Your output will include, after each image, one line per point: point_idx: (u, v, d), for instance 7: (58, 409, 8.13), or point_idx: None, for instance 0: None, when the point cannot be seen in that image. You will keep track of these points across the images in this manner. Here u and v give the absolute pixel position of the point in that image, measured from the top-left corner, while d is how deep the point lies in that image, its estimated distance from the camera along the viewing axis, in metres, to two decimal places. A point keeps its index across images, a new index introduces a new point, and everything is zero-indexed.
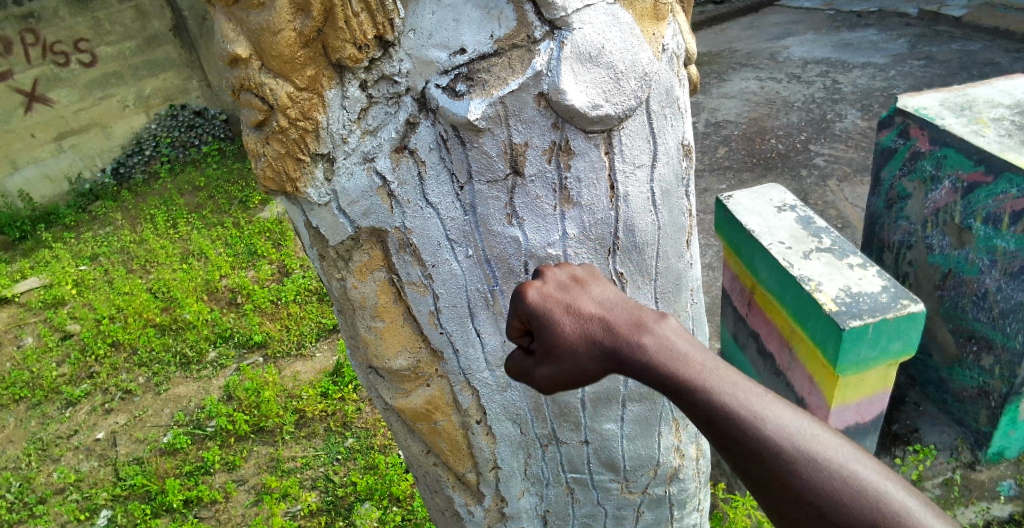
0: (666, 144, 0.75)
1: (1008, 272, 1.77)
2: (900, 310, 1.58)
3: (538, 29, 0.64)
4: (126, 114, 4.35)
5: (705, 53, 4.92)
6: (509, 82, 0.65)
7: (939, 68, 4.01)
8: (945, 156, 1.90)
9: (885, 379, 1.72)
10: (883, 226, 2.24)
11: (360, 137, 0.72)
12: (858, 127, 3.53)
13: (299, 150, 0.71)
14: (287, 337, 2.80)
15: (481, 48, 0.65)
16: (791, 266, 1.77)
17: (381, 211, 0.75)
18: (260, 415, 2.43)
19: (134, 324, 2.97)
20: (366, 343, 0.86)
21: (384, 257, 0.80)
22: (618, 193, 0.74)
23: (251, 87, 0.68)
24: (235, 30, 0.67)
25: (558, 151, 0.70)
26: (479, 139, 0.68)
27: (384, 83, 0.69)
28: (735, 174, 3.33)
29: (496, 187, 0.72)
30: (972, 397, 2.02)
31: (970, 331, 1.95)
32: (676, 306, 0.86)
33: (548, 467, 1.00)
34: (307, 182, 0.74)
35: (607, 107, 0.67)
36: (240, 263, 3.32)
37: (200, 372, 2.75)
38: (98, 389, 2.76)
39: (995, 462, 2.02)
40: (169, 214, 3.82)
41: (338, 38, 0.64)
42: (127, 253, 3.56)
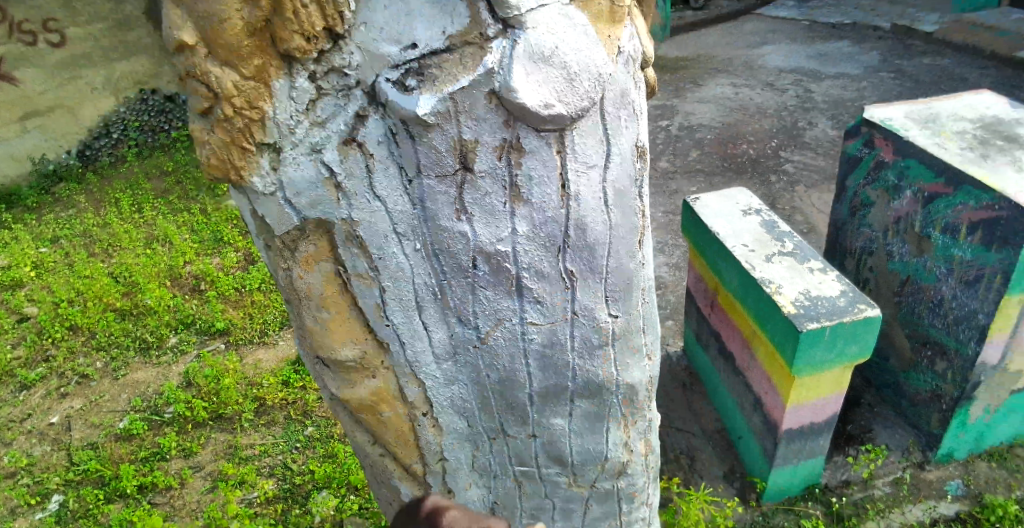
0: (619, 146, 0.75)
1: (961, 280, 1.82)
2: (855, 314, 1.62)
3: (491, 27, 0.64)
4: (95, 96, 4.24)
5: (682, 57, 4.97)
6: (460, 78, 0.65)
7: (909, 81, 4.11)
8: (907, 167, 1.95)
9: (839, 381, 1.76)
10: (846, 233, 2.29)
11: (308, 128, 0.72)
12: (827, 135, 3.61)
13: (245, 140, 0.72)
14: (250, 325, 2.77)
15: (432, 44, 0.66)
16: (753, 269, 1.81)
17: (327, 202, 0.77)
18: (219, 402, 2.41)
19: (94, 308, 2.90)
20: (311, 333, 0.88)
21: (331, 249, 0.82)
22: (569, 193, 0.74)
23: (197, 75, 0.68)
24: (180, 16, 0.65)
25: (509, 148, 0.71)
26: (428, 134, 0.69)
27: (334, 76, 0.70)
28: (706, 177, 3.38)
29: (445, 182, 0.73)
30: (925, 401, 2.08)
31: (926, 337, 2.01)
32: (627, 306, 0.87)
33: (496, 459, 1.02)
34: (252, 170, 0.74)
35: (559, 107, 0.66)
36: (206, 249, 3.27)
37: (160, 358, 2.70)
38: (54, 373, 2.69)
39: (944, 462, 2.09)
40: (134, 198, 3.74)
41: (287, 29, 0.64)
42: (89, 236, 3.48)
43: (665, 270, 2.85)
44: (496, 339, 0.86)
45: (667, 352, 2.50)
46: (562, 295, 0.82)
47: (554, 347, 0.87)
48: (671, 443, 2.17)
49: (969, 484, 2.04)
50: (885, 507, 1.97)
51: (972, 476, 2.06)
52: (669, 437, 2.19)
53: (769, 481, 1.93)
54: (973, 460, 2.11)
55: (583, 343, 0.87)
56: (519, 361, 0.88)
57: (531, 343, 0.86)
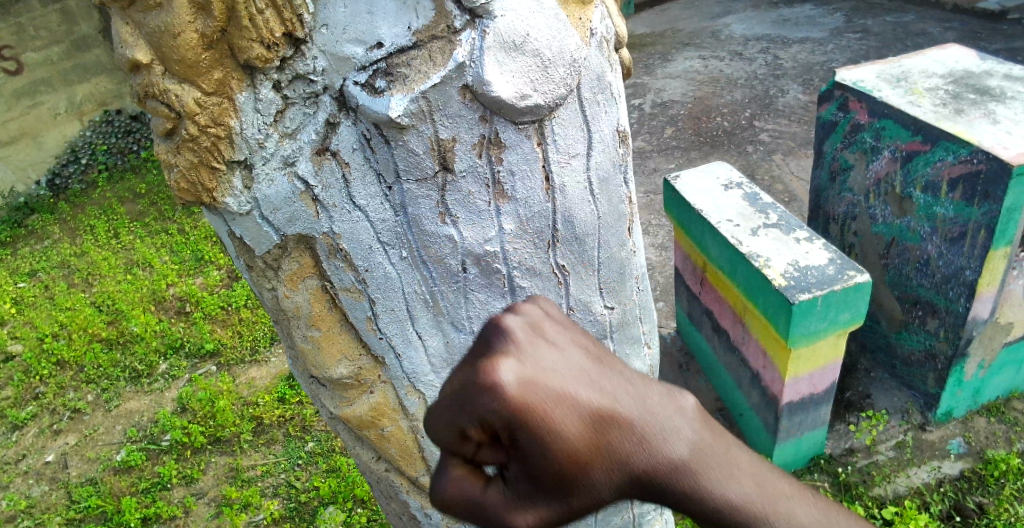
0: (600, 132, 0.73)
1: (946, 237, 1.82)
2: (847, 282, 1.62)
3: (459, 19, 0.61)
4: (57, 122, 4.15)
5: (648, 34, 4.94)
6: (430, 75, 0.62)
7: (875, 40, 4.12)
8: (883, 128, 1.95)
9: (836, 349, 1.76)
10: (828, 198, 2.29)
11: (279, 140, 0.68)
12: (799, 101, 3.61)
13: (212, 159, 0.68)
14: (240, 344, 2.73)
15: (399, 42, 0.62)
16: (740, 244, 1.79)
17: (306, 217, 0.72)
18: (216, 424, 2.37)
19: (79, 340, 2.84)
20: (303, 353, 0.84)
21: (315, 264, 0.78)
22: (553, 185, 0.72)
23: (156, 94, 0.64)
24: (133, 34, 0.63)
25: (488, 145, 0.68)
26: (403, 136, 0.66)
27: (300, 83, 0.66)
28: (682, 153, 3.38)
29: (426, 186, 0.70)
30: (919, 361, 2.09)
31: (915, 297, 2.01)
32: (621, 296, 0.85)
33: None
34: (224, 191, 0.70)
35: (535, 96, 0.64)
36: (187, 270, 3.21)
37: (151, 386, 2.65)
38: (45, 410, 2.63)
39: (944, 420, 2.10)
40: (109, 223, 3.67)
41: (244, 38, 0.61)
42: (67, 266, 3.40)
43: (650, 252, 2.84)
44: None
45: (661, 335, 2.48)
46: (556, 291, 0.80)
47: None
48: None
49: (970, 441, 2.06)
50: (891, 471, 1.98)
51: (972, 433, 2.09)
52: None
53: (775, 455, 1.93)
54: (972, 416, 2.13)
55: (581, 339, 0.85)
56: None
57: None
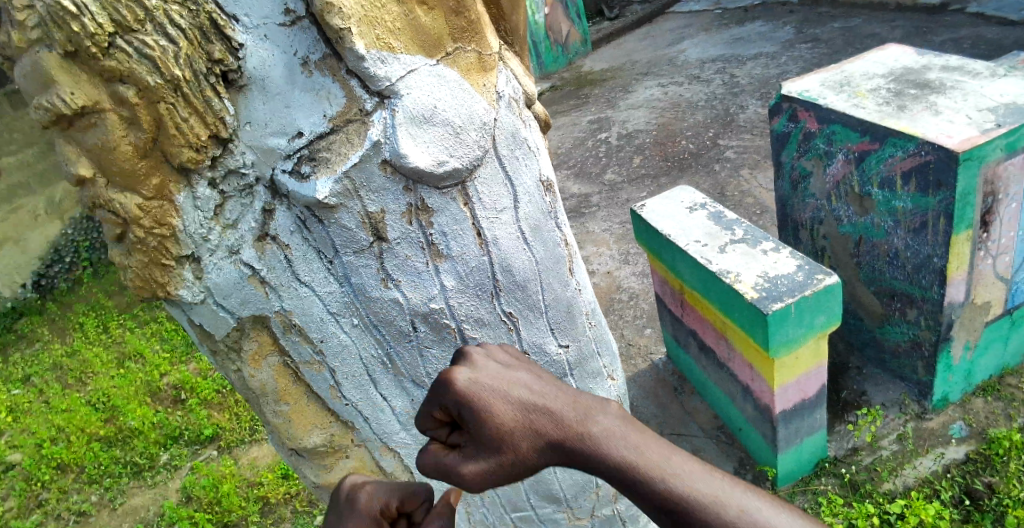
0: (524, 183, 0.78)
1: (910, 228, 1.87)
2: (816, 285, 1.65)
3: (369, 101, 0.66)
4: (39, 223, 4.27)
5: (607, 69, 5.10)
6: (350, 155, 0.67)
7: (825, 47, 4.27)
8: (834, 133, 2.01)
9: (818, 352, 1.79)
10: (793, 206, 2.35)
11: (222, 232, 0.73)
12: (759, 115, 3.71)
13: (162, 256, 0.72)
14: (239, 426, 2.73)
15: (316, 129, 0.68)
16: (709, 262, 1.83)
17: (257, 299, 0.76)
18: (223, 510, 2.34)
19: (78, 441, 2.84)
20: (275, 428, 0.86)
21: (273, 341, 0.81)
22: (486, 239, 0.76)
23: (102, 204, 0.69)
24: (75, 152, 0.67)
25: (417, 212, 0.73)
26: (335, 214, 0.70)
27: (233, 177, 0.71)
28: (653, 180, 3.46)
29: (364, 256, 0.74)
30: (907, 351, 2.10)
31: (891, 290, 2.04)
32: (575, 333, 0.88)
33: (491, 512, 1.00)
34: (177, 284, 0.74)
35: (451, 161, 0.70)
36: (180, 357, 3.23)
37: (154, 479, 2.63)
38: (50, 517, 2.61)
39: (941, 407, 2.10)
40: (98, 318, 3.70)
41: (174, 144, 0.66)
42: (60, 368, 3.41)
43: (632, 280, 2.88)
44: None
45: (653, 360, 2.49)
46: (507, 337, 0.83)
47: None
48: None
49: (970, 423, 2.05)
50: (897, 464, 1.96)
51: (971, 415, 2.08)
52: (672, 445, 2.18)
53: (779, 466, 1.92)
54: (968, 398, 2.14)
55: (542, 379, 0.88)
56: None
57: None
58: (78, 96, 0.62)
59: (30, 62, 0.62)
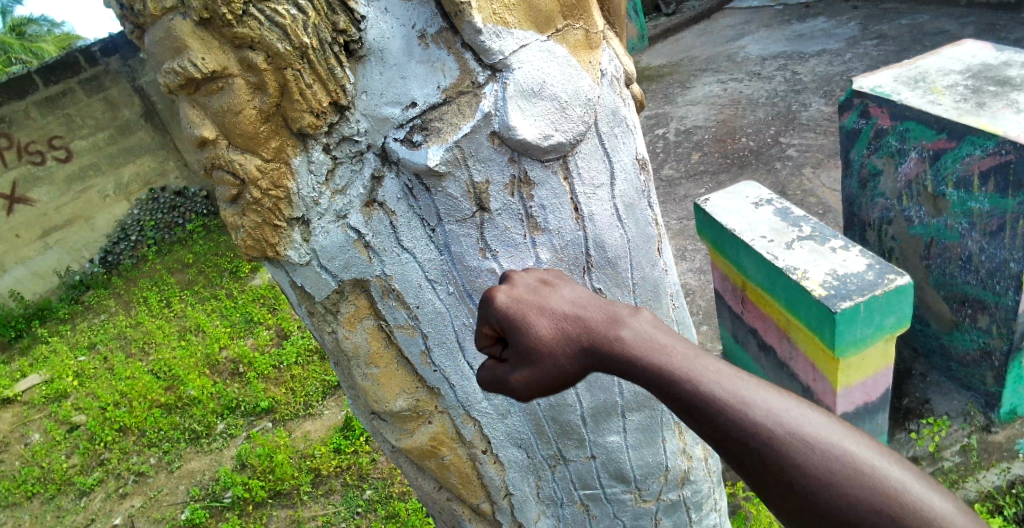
0: (621, 161, 0.79)
1: (986, 231, 1.80)
2: (886, 285, 1.61)
3: (481, 74, 0.68)
4: (107, 203, 4.42)
5: (665, 64, 5.05)
6: (461, 126, 0.69)
7: (892, 44, 4.12)
8: (907, 130, 1.95)
9: (884, 355, 1.74)
10: (861, 205, 2.28)
11: (331, 197, 0.76)
12: (823, 113, 3.61)
13: (274, 217, 0.75)
14: (293, 400, 2.81)
15: (430, 100, 0.70)
16: (775, 258, 1.81)
17: (360, 263, 0.79)
18: (276, 479, 2.42)
19: (140, 407, 2.97)
20: (364, 391, 0.89)
21: (370, 305, 0.84)
22: (583, 214, 0.78)
23: (222, 165, 0.72)
24: (199, 114, 0.71)
25: (519, 184, 0.74)
26: (442, 183, 0.73)
27: (346, 144, 0.73)
28: (711, 176, 3.41)
29: (466, 225, 0.76)
30: (975, 360, 2.03)
31: (962, 295, 1.97)
32: (659, 313, 0.89)
33: (560, 487, 1.02)
34: (286, 244, 0.77)
35: (557, 136, 0.71)
36: (238, 331, 3.34)
37: (211, 445, 2.74)
38: (111, 475, 2.74)
39: (1009, 421, 2.03)
40: (160, 294, 3.87)
41: (297, 109, 0.69)
42: (124, 338, 3.59)
43: (689, 277, 2.85)
44: None
45: None
46: None
47: None
48: None
49: None
50: (959, 478, 1.91)
51: None
52: None
53: None
54: None
55: None
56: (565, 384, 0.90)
57: None
58: (209, 61, 0.66)
59: (165, 28, 0.66)
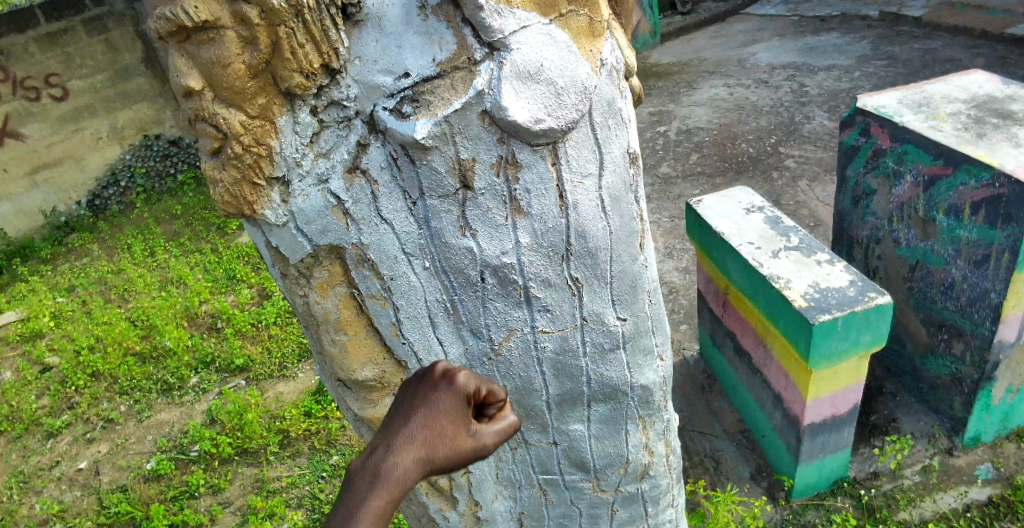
0: (611, 153, 0.78)
1: (971, 260, 1.82)
2: (866, 303, 1.63)
3: (478, 51, 0.67)
4: (99, 146, 4.35)
5: (674, 62, 5.02)
6: (452, 101, 0.68)
7: (901, 67, 4.12)
8: (905, 152, 1.95)
9: (857, 371, 1.76)
10: (851, 222, 2.30)
11: (314, 160, 0.75)
12: (825, 128, 3.62)
13: (255, 175, 0.74)
14: (269, 360, 2.80)
15: (424, 72, 0.69)
16: (760, 265, 1.82)
17: (337, 229, 0.79)
18: (245, 437, 2.42)
19: (115, 353, 2.96)
20: (332, 357, 0.90)
21: (344, 272, 0.84)
22: (567, 202, 0.77)
23: (206, 117, 0.70)
24: (187, 64, 0.68)
25: (505, 165, 0.74)
26: (427, 156, 0.72)
27: (334, 108, 0.72)
28: (708, 179, 3.41)
29: (448, 201, 0.76)
30: (946, 385, 2.06)
31: (940, 320, 2.00)
32: (635, 309, 0.89)
33: (520, 470, 1.04)
34: (264, 204, 0.76)
35: (549, 121, 0.70)
36: (220, 287, 3.32)
37: (182, 398, 2.74)
38: (80, 419, 2.74)
39: (972, 446, 2.06)
40: (146, 243, 3.83)
41: (286, 69, 0.67)
42: (104, 283, 3.56)
43: (675, 276, 2.86)
44: (510, 351, 0.88)
45: (685, 358, 2.50)
46: (570, 302, 0.84)
47: (567, 353, 0.88)
48: (694, 447, 2.17)
49: (998, 467, 2.01)
50: (916, 496, 1.94)
51: (1001, 459, 2.04)
52: (693, 441, 2.18)
53: (796, 477, 1.91)
54: (1000, 442, 2.09)
55: (595, 348, 0.89)
56: (534, 370, 0.90)
57: (544, 351, 0.88)
58: (200, 10, 0.63)
59: None
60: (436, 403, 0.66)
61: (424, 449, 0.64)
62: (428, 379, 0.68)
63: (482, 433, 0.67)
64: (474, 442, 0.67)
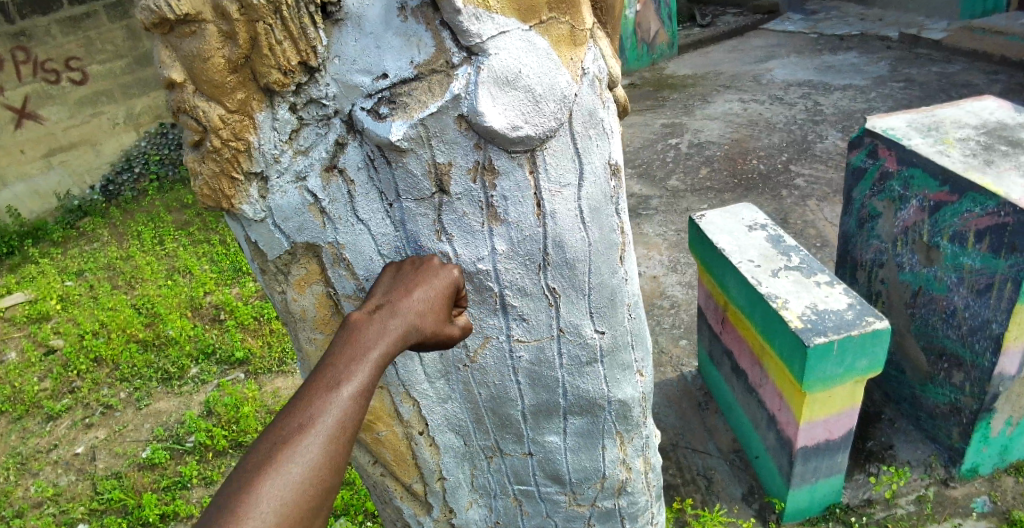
0: (592, 164, 0.77)
1: (974, 288, 1.78)
2: (863, 327, 1.60)
3: (456, 55, 0.66)
4: (115, 131, 4.42)
5: (690, 75, 5.00)
6: (429, 105, 0.68)
7: (918, 89, 4.08)
8: (912, 176, 1.92)
9: (852, 396, 1.73)
10: (855, 244, 2.27)
11: (292, 157, 0.75)
12: (837, 148, 3.58)
13: (233, 169, 0.74)
14: (269, 354, 2.81)
15: (402, 73, 0.69)
16: (758, 284, 1.79)
17: (313, 228, 0.78)
18: (239, 430, 2.43)
19: (117, 339, 2.98)
20: (308, 355, 0.89)
21: (321, 271, 0.83)
22: (545, 211, 0.76)
23: (187, 110, 0.71)
24: (170, 56, 0.69)
25: (482, 170, 0.73)
26: (403, 158, 0.72)
27: (313, 106, 0.72)
28: (716, 194, 3.39)
29: (424, 204, 0.75)
30: (944, 414, 2.02)
31: (941, 348, 1.96)
32: (613, 322, 0.88)
33: (495, 479, 1.02)
34: (242, 199, 0.76)
35: (526, 128, 0.69)
36: (225, 279, 3.34)
37: (182, 388, 2.75)
38: (79, 403, 2.76)
39: (969, 478, 2.02)
40: (155, 231, 3.87)
41: (264, 65, 0.67)
42: (113, 269, 3.59)
43: (677, 290, 2.84)
44: (485, 359, 0.87)
45: (683, 373, 2.47)
46: (546, 313, 0.83)
47: (542, 363, 0.87)
48: (687, 464, 2.14)
49: (995, 500, 1.96)
50: (910, 526, 1.90)
51: (998, 492, 1.99)
52: (686, 458, 2.16)
53: (788, 501, 1.88)
54: (999, 475, 2.04)
55: (572, 360, 0.87)
56: (509, 379, 0.89)
57: (519, 360, 0.87)
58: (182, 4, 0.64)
59: None
60: (431, 283, 0.72)
61: (416, 320, 0.69)
62: (425, 264, 0.75)
63: (456, 324, 0.75)
64: (450, 329, 0.74)
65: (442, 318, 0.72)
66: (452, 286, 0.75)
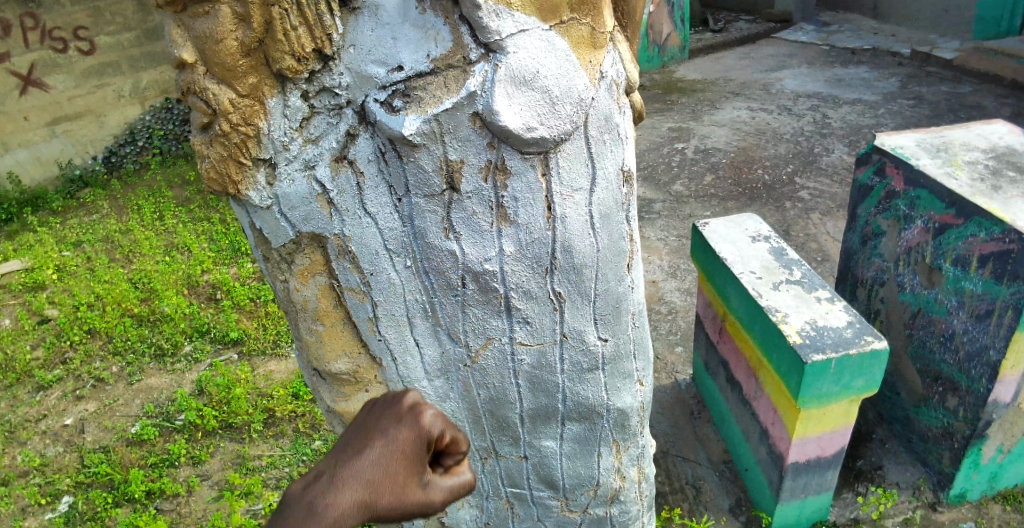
0: (605, 170, 0.76)
1: (973, 313, 1.78)
2: (862, 346, 1.59)
3: (474, 52, 0.65)
4: (120, 104, 4.39)
5: (700, 80, 4.99)
6: (444, 100, 0.67)
7: (927, 108, 4.07)
8: (918, 197, 1.91)
9: (847, 414, 1.73)
10: (857, 261, 2.26)
11: (302, 145, 0.74)
12: (843, 162, 3.57)
13: (241, 154, 0.73)
14: (263, 336, 2.80)
15: (418, 67, 0.67)
16: (759, 296, 1.79)
17: (320, 218, 0.77)
18: (230, 412, 2.42)
19: (112, 313, 2.96)
20: (307, 345, 0.88)
21: (325, 262, 0.82)
22: (555, 215, 0.75)
23: (196, 91, 0.69)
24: (181, 35, 0.68)
25: (494, 170, 0.72)
26: (415, 153, 0.70)
27: (326, 95, 0.71)
28: (720, 201, 3.38)
29: (434, 201, 0.74)
30: (936, 437, 2.02)
31: (937, 372, 1.96)
32: (617, 330, 0.87)
33: (488, 480, 1.02)
34: (249, 185, 0.75)
35: (541, 130, 0.68)
36: (223, 259, 3.33)
37: (174, 365, 2.74)
38: (70, 375, 2.75)
39: (956, 503, 2.02)
40: (156, 206, 3.85)
41: (278, 50, 0.66)
42: (111, 242, 3.58)
43: (676, 296, 2.83)
44: (486, 360, 0.86)
45: (677, 380, 2.47)
46: (551, 317, 0.83)
47: (543, 367, 0.87)
48: (676, 472, 2.14)
49: None
50: None
51: (985, 520, 1.99)
52: (676, 466, 2.16)
53: (775, 515, 1.88)
54: (986, 502, 2.05)
55: (574, 366, 0.87)
56: (508, 381, 0.88)
57: (520, 363, 0.86)
58: None
59: None
60: (395, 440, 0.65)
61: (370, 491, 0.61)
62: (393, 414, 0.67)
63: (433, 486, 0.67)
64: (425, 495, 0.66)
65: (407, 482, 0.64)
66: (424, 437, 0.66)
